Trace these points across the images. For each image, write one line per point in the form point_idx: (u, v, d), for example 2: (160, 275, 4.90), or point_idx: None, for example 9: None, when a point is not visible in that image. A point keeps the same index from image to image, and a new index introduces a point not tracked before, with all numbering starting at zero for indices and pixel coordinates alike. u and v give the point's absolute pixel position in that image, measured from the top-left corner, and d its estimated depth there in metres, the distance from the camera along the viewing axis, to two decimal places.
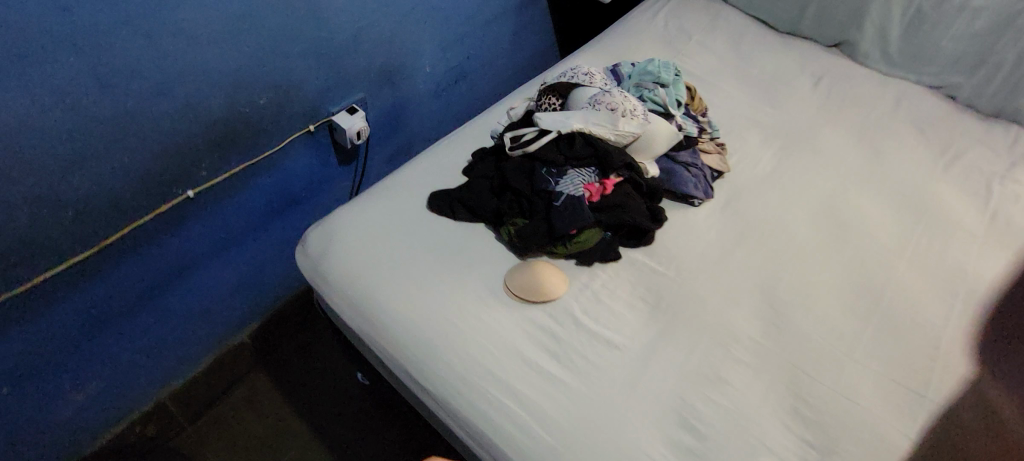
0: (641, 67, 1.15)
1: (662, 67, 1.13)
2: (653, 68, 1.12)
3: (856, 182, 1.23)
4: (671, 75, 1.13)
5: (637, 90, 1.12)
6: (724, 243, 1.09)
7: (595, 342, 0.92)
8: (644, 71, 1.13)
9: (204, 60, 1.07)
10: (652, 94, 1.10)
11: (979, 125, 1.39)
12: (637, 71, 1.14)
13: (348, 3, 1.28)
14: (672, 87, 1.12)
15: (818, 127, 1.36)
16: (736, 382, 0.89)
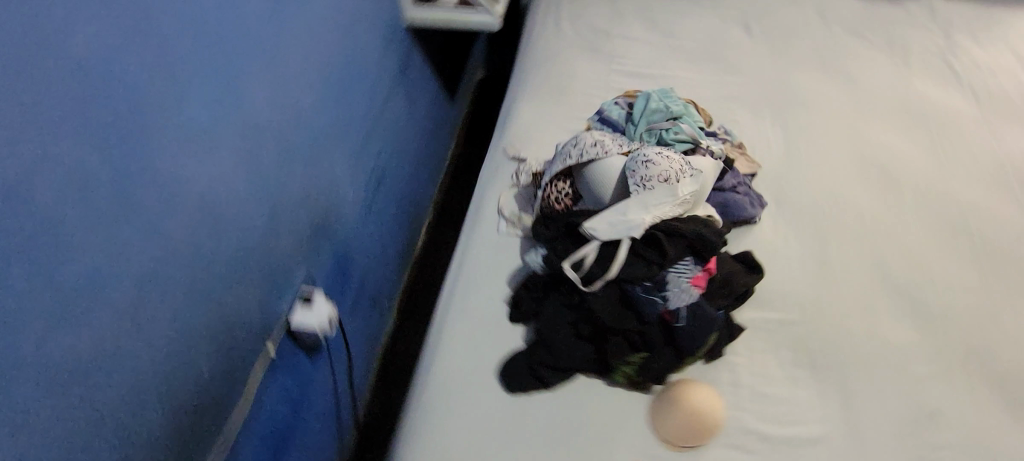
0: (639, 108, 0.97)
1: (664, 99, 0.97)
2: (657, 105, 0.96)
3: (859, 119, 1.21)
4: (677, 104, 0.97)
5: (653, 135, 0.94)
6: (812, 250, 0.98)
7: (800, 448, 0.78)
8: (649, 111, 0.96)
9: (125, 354, 0.62)
10: (674, 134, 0.93)
11: (896, 11, 1.46)
12: (638, 114, 0.97)
13: (266, 158, 0.88)
14: (686, 116, 0.96)
15: (783, 76, 1.32)
16: (944, 402, 0.81)
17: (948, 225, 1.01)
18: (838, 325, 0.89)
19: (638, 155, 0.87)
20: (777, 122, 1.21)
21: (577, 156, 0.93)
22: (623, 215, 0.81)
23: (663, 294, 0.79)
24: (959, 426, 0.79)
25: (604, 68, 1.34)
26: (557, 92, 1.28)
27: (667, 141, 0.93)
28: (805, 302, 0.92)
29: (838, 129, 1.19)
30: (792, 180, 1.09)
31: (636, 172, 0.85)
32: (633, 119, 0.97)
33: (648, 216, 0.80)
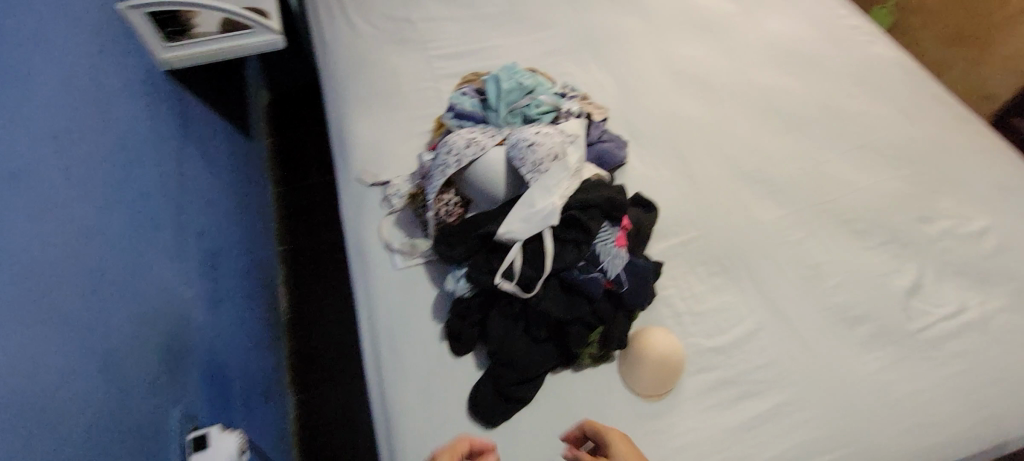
0: (492, 92, 0.93)
1: (513, 74, 0.94)
2: (508, 83, 0.92)
3: (662, 39, 1.33)
4: (525, 75, 0.95)
5: (517, 115, 0.92)
6: (679, 168, 1.07)
7: (746, 343, 0.86)
8: (503, 93, 0.92)
9: None
10: (535, 107, 0.91)
11: None
12: (493, 98, 0.92)
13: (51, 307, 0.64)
14: (539, 85, 0.95)
15: (585, 17, 1.37)
16: (818, 254, 0.97)
17: (758, 110, 1.19)
18: (726, 226, 0.99)
19: (518, 140, 0.84)
20: (598, 61, 1.27)
21: (455, 162, 0.86)
22: (532, 206, 0.78)
23: (599, 267, 0.78)
24: (835, 268, 0.95)
25: (421, 59, 1.26)
26: (385, 99, 1.17)
27: (532, 117, 0.91)
28: (695, 217, 1.00)
29: (648, 51, 1.30)
30: (634, 112, 1.16)
31: (525, 159, 0.81)
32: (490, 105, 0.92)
33: (556, 199, 0.78)
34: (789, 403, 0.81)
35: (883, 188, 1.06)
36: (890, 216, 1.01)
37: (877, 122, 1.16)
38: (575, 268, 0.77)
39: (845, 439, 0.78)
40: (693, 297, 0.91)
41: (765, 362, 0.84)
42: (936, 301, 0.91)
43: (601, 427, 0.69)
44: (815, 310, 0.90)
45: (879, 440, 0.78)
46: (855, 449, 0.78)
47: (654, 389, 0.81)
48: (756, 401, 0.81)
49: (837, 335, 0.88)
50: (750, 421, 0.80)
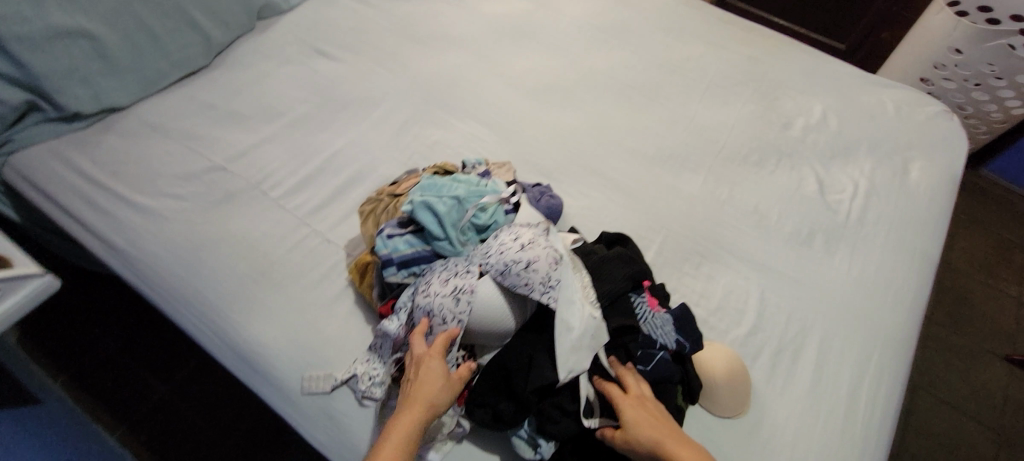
0: (426, 221, 0.77)
1: (433, 190, 0.80)
2: (440, 204, 0.77)
3: (491, 62, 1.26)
4: (444, 183, 0.82)
5: (467, 230, 0.78)
6: (600, 184, 1.06)
7: (764, 309, 0.91)
8: (442, 215, 0.77)
9: None
10: (482, 212, 0.79)
11: None
12: (434, 226, 0.77)
13: None
14: (464, 184, 0.82)
15: (405, 70, 1.22)
16: (748, 198, 1.06)
17: (617, 93, 1.22)
18: (674, 216, 1.02)
19: (506, 265, 0.71)
20: (454, 114, 1.15)
21: (451, 324, 0.71)
22: (573, 328, 0.69)
23: (663, 342, 0.73)
24: (766, 202, 1.05)
25: (268, 206, 0.99)
26: (262, 279, 0.91)
27: (485, 224, 0.79)
28: (649, 223, 1.01)
29: (489, 81, 1.22)
30: (524, 151, 1.10)
31: (531, 283, 0.70)
32: (434, 236, 0.77)
33: (588, 307, 0.71)
34: (824, 339, 0.89)
35: (745, 115, 1.19)
36: (766, 137, 1.15)
37: (702, 61, 1.29)
38: (645, 361, 0.72)
39: (871, 338, 0.90)
40: (700, 298, 0.92)
41: (787, 315, 0.91)
42: (839, 189, 1.08)
43: (613, 387, 0.68)
44: (781, 248, 1.00)
45: (885, 321, 0.92)
46: (881, 340, 0.90)
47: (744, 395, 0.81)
48: (804, 352, 0.88)
49: (809, 259, 0.98)
50: (814, 372, 0.86)
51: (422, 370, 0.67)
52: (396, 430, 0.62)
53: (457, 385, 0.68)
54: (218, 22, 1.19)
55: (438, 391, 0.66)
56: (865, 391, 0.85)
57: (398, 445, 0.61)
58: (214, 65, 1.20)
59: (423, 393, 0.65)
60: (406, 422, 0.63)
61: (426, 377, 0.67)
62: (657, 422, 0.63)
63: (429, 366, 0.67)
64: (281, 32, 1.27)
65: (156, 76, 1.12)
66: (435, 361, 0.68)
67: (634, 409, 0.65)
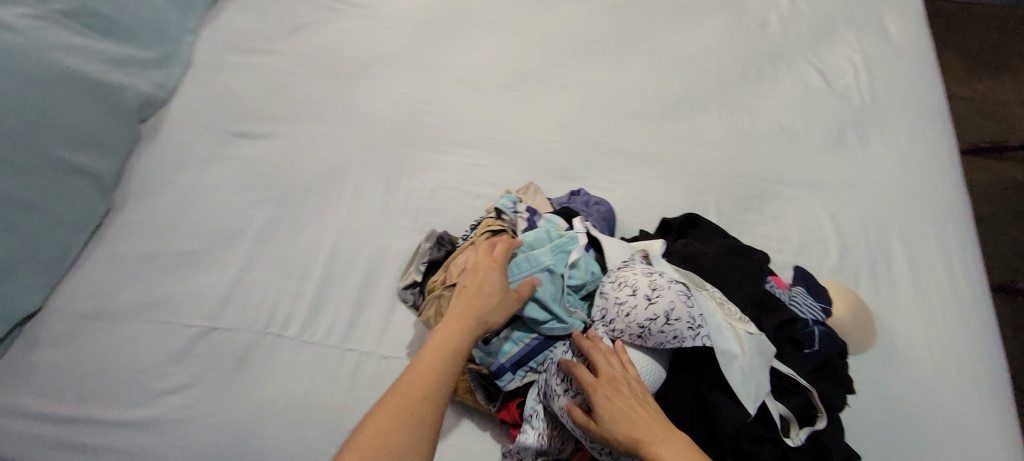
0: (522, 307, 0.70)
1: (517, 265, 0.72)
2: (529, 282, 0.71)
3: (443, 70, 1.07)
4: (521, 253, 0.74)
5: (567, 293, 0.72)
6: (629, 163, 0.96)
7: (841, 226, 0.89)
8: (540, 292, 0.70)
9: None
10: (575, 270, 0.72)
11: None
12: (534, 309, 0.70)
13: None
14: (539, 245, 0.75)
15: (354, 117, 1.01)
16: (773, 117, 1.00)
17: (590, 53, 1.09)
18: (715, 166, 0.95)
19: (643, 327, 0.62)
20: (436, 149, 0.99)
21: None
22: (736, 354, 0.62)
23: (810, 315, 0.68)
24: (790, 114, 1.01)
25: (295, 348, 0.82)
26: (338, 434, 0.76)
27: (583, 281, 0.72)
28: (696, 186, 0.93)
29: (454, 94, 1.04)
30: (533, 159, 0.97)
31: (679, 335, 0.61)
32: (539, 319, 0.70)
33: (741, 328, 0.64)
34: (902, 231, 0.90)
35: (724, 30, 1.11)
36: (755, 45, 1.09)
37: None
38: (811, 343, 0.66)
39: (937, 212, 0.91)
40: (781, 241, 0.89)
41: (862, 223, 0.90)
42: (843, 74, 1.05)
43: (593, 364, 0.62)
44: (826, 155, 0.96)
45: (940, 189, 0.94)
46: (946, 210, 0.92)
47: (869, 318, 0.79)
48: (892, 252, 0.88)
49: (853, 156, 0.96)
50: (910, 267, 0.87)
51: (478, 277, 0.68)
52: (444, 330, 0.63)
53: (513, 302, 0.67)
54: (99, 150, 0.91)
55: (494, 306, 0.66)
56: (957, 265, 0.87)
57: (444, 347, 0.62)
58: (120, 204, 0.93)
59: (478, 303, 0.65)
60: (457, 325, 0.63)
61: (482, 285, 0.67)
62: (636, 412, 0.58)
63: (487, 281, 0.67)
64: (179, 127, 1.00)
65: (59, 252, 0.85)
66: (495, 273, 0.68)
67: (608, 400, 0.59)
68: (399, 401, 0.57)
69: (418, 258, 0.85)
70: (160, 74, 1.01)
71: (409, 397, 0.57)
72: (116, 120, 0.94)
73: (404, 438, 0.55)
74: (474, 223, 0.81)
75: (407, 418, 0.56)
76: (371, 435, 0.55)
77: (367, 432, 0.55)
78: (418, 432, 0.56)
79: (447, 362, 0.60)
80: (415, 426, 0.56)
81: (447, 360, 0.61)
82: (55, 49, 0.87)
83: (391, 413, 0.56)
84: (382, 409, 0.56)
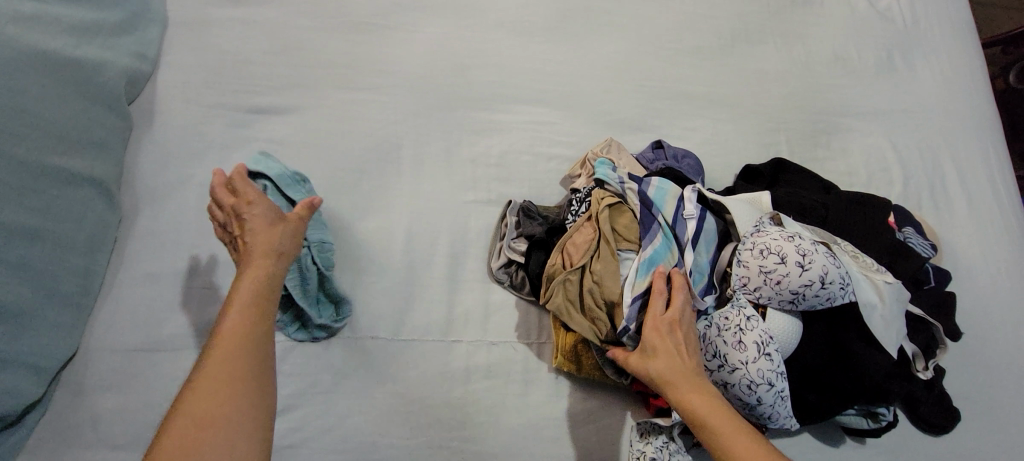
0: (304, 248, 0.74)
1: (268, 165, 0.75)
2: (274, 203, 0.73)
3: (480, 12, 0.94)
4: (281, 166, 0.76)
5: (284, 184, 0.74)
6: (697, 106, 0.92)
7: (899, 154, 0.93)
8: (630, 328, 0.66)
9: None
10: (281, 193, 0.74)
11: None
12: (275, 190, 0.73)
13: None
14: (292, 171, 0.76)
15: (392, 79, 0.88)
16: (825, 45, 0.99)
17: None
18: (780, 103, 0.94)
19: (799, 293, 0.63)
20: (493, 107, 0.89)
21: (780, 382, 0.63)
22: (876, 302, 0.65)
23: (924, 252, 0.71)
24: (840, 42, 1.00)
25: (395, 348, 0.75)
26: (466, 429, 0.73)
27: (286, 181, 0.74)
28: (766, 126, 0.92)
29: (499, 40, 0.93)
30: (601, 111, 0.90)
31: (832, 296, 0.63)
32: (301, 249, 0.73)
33: (879, 279, 0.65)
34: (951, 151, 0.94)
35: None
36: None
37: None
38: (927, 282, 0.70)
39: (978, 128, 0.97)
40: (851, 175, 0.91)
41: (915, 148, 0.94)
42: None
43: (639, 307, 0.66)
44: (876, 82, 0.98)
45: (979, 104, 0.98)
46: (985, 125, 0.97)
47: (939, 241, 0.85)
48: (945, 172, 0.93)
49: (901, 81, 0.98)
50: (960, 185, 0.92)
51: (250, 217, 0.61)
52: (246, 281, 0.57)
53: (295, 227, 0.63)
54: (94, 150, 0.72)
55: (280, 238, 0.61)
56: (999, 178, 0.94)
57: (251, 312, 0.55)
58: (132, 211, 0.76)
59: (258, 244, 0.60)
60: (255, 272, 0.58)
61: (257, 226, 0.61)
62: (666, 354, 0.61)
63: (254, 213, 0.61)
64: (177, 107, 0.82)
65: (83, 282, 0.69)
66: (259, 209, 0.61)
67: (654, 335, 0.62)
68: (224, 356, 0.51)
69: (507, 233, 0.80)
70: (135, 41, 0.80)
71: (235, 356, 0.52)
72: (102, 107, 0.74)
73: (229, 420, 0.49)
74: (582, 195, 0.76)
75: (243, 390, 0.50)
76: (217, 394, 0.49)
77: (192, 410, 0.48)
78: (245, 426, 0.49)
79: (254, 325, 0.55)
80: (248, 405, 0.50)
81: (262, 314, 0.56)
82: (3, 23, 0.66)
83: (225, 372, 0.51)
84: (205, 378, 0.50)
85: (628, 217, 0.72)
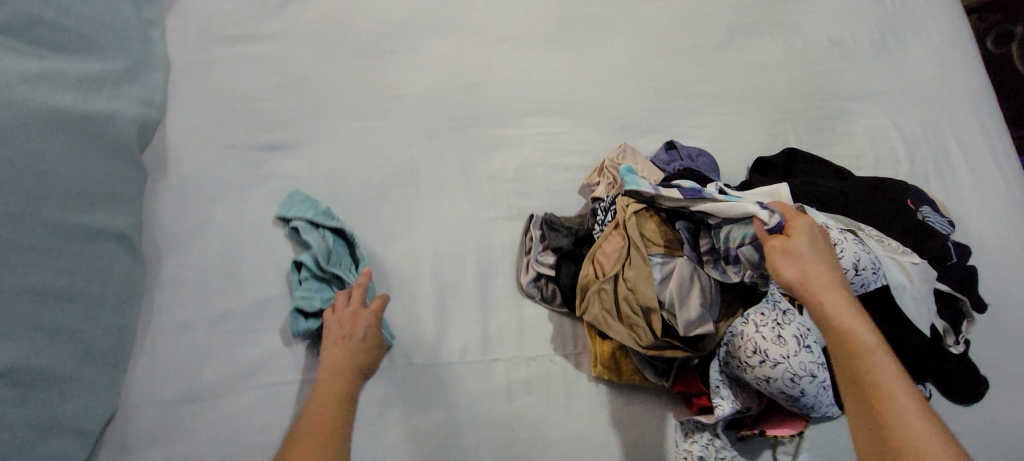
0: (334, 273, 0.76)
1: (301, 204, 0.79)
2: (307, 238, 0.75)
3: (481, 28, 0.94)
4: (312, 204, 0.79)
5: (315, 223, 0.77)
6: (703, 103, 0.94)
7: (903, 132, 0.95)
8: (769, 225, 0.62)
9: None
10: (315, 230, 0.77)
11: None
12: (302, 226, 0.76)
13: None
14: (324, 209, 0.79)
15: (402, 103, 0.88)
16: (821, 33, 1.01)
17: None
18: (783, 93, 0.96)
19: None
20: (506, 122, 0.89)
21: (820, 371, 0.64)
22: (905, 283, 0.66)
23: (942, 229, 0.73)
24: (834, 28, 1.02)
25: (434, 372, 0.75)
26: (514, 446, 0.73)
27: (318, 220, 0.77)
28: (773, 117, 0.94)
29: (503, 55, 0.93)
30: (611, 117, 0.91)
31: (864, 282, 0.64)
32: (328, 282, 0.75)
33: (906, 260, 0.67)
34: (951, 125, 0.97)
35: None
36: None
37: None
38: (949, 258, 0.72)
39: (974, 101, 0.99)
40: (860, 157, 0.93)
41: (917, 126, 0.96)
42: None
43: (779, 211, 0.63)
44: (874, 64, 1.00)
45: (972, 78, 1.01)
46: (980, 98, 1.00)
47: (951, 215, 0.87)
48: (947, 147, 0.95)
49: (897, 61, 1.01)
50: (963, 158, 0.95)
51: (354, 328, 0.70)
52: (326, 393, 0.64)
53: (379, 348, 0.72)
54: (114, 203, 0.71)
55: (366, 352, 0.69)
56: (999, 148, 0.96)
57: (335, 409, 0.62)
58: (156, 260, 0.75)
59: (343, 356, 0.68)
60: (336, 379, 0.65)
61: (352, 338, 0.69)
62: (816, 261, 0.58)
63: (358, 327, 0.70)
64: (191, 151, 0.81)
65: (118, 338, 0.68)
66: (361, 322, 0.70)
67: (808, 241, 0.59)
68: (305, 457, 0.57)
69: (534, 247, 0.81)
70: (142, 88, 0.79)
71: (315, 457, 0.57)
72: (117, 159, 0.73)
73: None
74: (607, 204, 0.77)
75: None
76: None
77: None
78: None
79: (335, 436, 0.60)
80: None
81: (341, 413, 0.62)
82: (12, 84, 0.65)
83: None
84: None
85: (653, 220, 0.72)
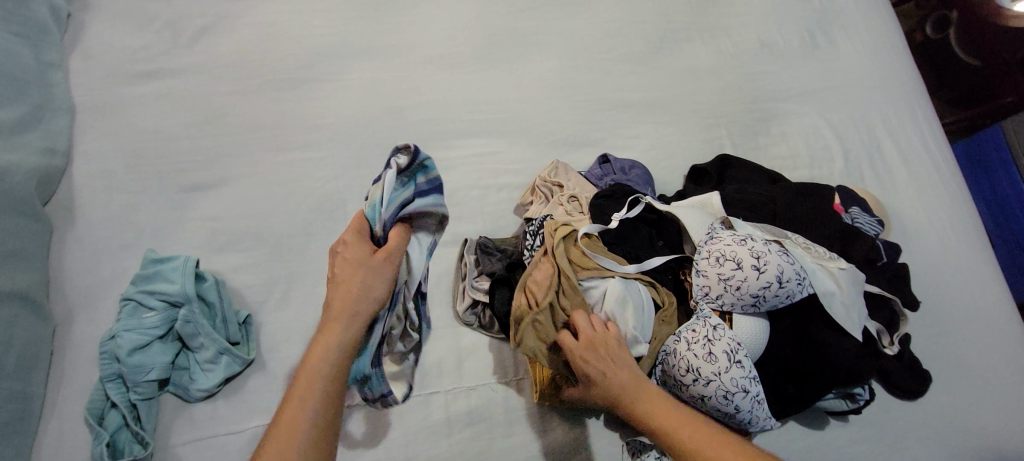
0: (195, 331, 0.69)
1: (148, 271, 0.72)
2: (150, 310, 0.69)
3: (406, 51, 0.92)
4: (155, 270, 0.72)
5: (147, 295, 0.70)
6: (636, 113, 0.92)
7: (836, 130, 0.96)
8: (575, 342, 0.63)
9: None
10: (156, 298, 0.70)
11: None
12: (153, 290, 0.70)
13: None
14: (163, 271, 0.71)
15: (326, 132, 0.85)
16: (751, 36, 1.01)
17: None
18: (716, 98, 0.95)
19: (758, 296, 0.64)
20: (434, 146, 0.87)
21: (753, 385, 0.63)
22: (835, 290, 0.66)
23: (871, 230, 0.74)
24: (763, 30, 1.02)
25: (370, 411, 0.72)
26: None
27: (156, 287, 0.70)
28: (707, 122, 0.93)
29: (429, 77, 0.91)
30: (542, 133, 0.89)
31: (790, 293, 0.64)
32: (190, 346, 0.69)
33: (834, 266, 0.67)
34: (883, 120, 0.97)
35: None
36: None
37: None
38: (880, 258, 0.72)
39: (903, 95, 1.00)
40: (794, 158, 0.92)
41: (850, 123, 0.97)
42: None
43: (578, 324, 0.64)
44: (804, 64, 1.00)
45: (899, 72, 1.02)
46: (909, 91, 1.01)
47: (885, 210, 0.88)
48: (879, 142, 0.96)
49: (828, 59, 1.01)
50: (895, 153, 0.95)
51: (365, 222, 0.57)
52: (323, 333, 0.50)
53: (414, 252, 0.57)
54: (15, 262, 0.67)
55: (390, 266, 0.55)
56: (929, 140, 0.97)
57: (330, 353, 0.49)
58: (66, 317, 0.71)
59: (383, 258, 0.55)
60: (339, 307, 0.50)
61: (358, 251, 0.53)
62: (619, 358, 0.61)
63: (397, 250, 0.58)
64: (100, 199, 0.77)
65: (22, 406, 0.64)
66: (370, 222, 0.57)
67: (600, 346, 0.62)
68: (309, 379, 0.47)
69: (468, 273, 0.78)
70: (43, 136, 0.75)
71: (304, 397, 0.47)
72: (13, 214, 0.69)
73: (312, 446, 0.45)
74: (534, 228, 0.73)
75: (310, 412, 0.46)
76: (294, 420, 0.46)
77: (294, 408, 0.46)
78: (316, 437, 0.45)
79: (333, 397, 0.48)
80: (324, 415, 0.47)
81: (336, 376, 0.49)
82: None
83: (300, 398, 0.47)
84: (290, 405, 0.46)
85: (577, 248, 0.69)
